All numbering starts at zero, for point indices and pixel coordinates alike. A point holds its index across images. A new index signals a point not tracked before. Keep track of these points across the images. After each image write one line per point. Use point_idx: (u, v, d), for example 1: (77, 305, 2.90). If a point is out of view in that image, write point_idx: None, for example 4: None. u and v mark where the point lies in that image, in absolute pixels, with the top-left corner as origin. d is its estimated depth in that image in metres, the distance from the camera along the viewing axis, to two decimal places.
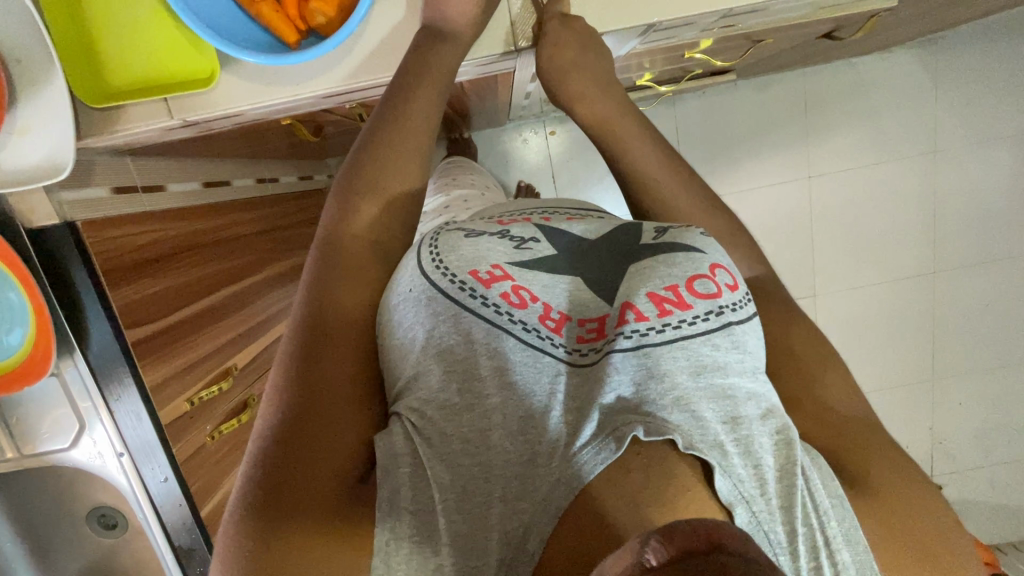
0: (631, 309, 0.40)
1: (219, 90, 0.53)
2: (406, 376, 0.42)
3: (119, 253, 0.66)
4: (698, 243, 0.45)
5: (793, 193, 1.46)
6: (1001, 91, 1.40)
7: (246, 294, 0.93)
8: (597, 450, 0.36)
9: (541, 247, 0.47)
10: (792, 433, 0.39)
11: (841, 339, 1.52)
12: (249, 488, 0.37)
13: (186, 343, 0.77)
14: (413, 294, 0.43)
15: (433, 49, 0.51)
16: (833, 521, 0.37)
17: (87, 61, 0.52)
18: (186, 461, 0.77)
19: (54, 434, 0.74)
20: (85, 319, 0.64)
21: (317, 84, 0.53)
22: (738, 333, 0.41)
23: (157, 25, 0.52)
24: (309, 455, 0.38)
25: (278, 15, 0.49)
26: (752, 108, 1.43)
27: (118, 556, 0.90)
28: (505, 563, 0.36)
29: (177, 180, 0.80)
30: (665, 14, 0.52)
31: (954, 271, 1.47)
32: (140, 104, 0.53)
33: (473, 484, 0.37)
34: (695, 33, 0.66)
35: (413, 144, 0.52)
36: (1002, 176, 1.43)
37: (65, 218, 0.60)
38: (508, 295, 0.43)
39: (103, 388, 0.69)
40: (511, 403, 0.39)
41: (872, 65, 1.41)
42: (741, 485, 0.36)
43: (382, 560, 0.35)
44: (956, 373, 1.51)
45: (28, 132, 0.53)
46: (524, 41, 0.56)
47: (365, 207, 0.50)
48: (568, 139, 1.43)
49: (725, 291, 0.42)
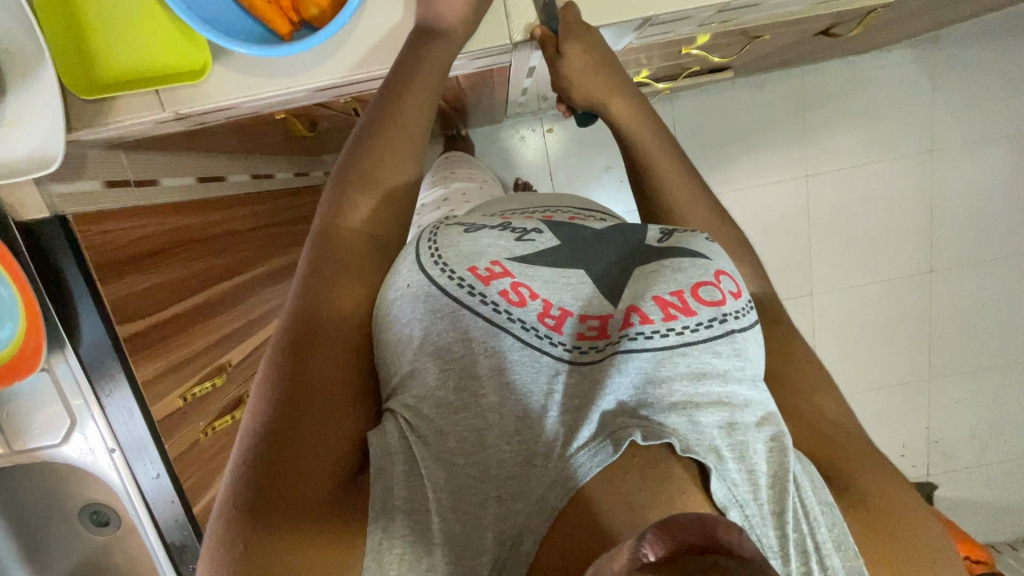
0: (636, 312, 0.40)
1: (212, 82, 0.53)
2: (402, 373, 0.42)
3: (108, 247, 0.65)
4: (702, 249, 0.45)
5: (790, 192, 1.45)
6: (999, 90, 1.39)
7: (239, 291, 0.92)
8: (593, 452, 0.36)
9: (544, 237, 0.47)
10: (786, 440, 0.39)
11: (837, 338, 1.52)
12: (237, 485, 0.37)
13: (178, 340, 0.76)
14: (412, 290, 0.43)
15: (427, 46, 0.51)
16: (823, 527, 0.36)
17: (77, 51, 0.52)
18: (178, 458, 0.76)
19: (46, 430, 0.73)
20: (75, 312, 0.64)
21: (311, 77, 0.53)
22: (739, 342, 0.40)
23: (148, 18, 0.51)
24: (298, 450, 0.37)
25: (271, 6, 0.49)
26: (751, 106, 1.42)
27: (108, 553, 0.90)
28: (499, 564, 0.35)
29: (172, 175, 0.79)
30: (662, 7, 0.51)
31: (951, 270, 1.47)
32: (130, 96, 0.53)
33: (468, 484, 0.37)
34: (692, 28, 0.65)
35: (408, 140, 0.52)
36: (999, 175, 1.43)
37: (54, 210, 0.59)
38: (507, 293, 0.42)
39: (94, 384, 0.68)
40: (507, 403, 0.39)
41: (870, 63, 1.41)
42: (735, 489, 0.36)
43: (375, 560, 0.34)
44: (952, 371, 1.52)
45: (18, 124, 0.52)
46: (519, 35, 0.55)
47: (362, 201, 0.49)
48: (565, 137, 1.43)
49: (728, 299, 0.41)
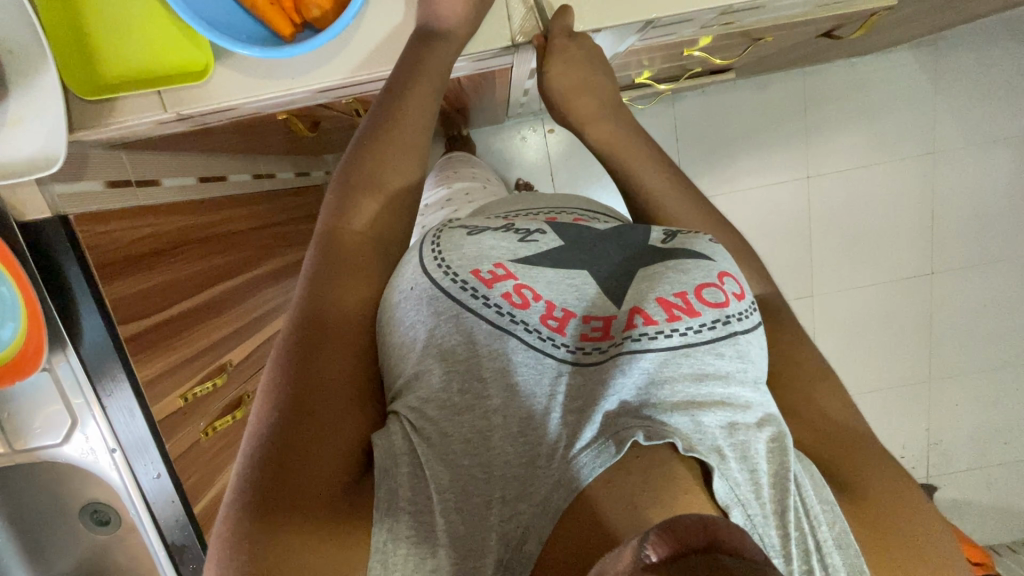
0: (639, 313, 0.40)
1: (214, 83, 0.53)
2: (407, 375, 0.42)
3: (110, 248, 0.65)
4: (706, 250, 0.45)
5: (791, 193, 1.46)
6: (999, 91, 1.39)
7: (240, 291, 0.92)
8: (596, 453, 0.36)
9: (547, 239, 0.47)
10: (787, 440, 0.39)
11: (838, 339, 1.52)
12: (244, 486, 0.37)
13: (179, 340, 0.76)
14: (415, 292, 0.43)
15: (428, 48, 0.51)
16: (824, 525, 0.37)
17: (79, 52, 0.52)
18: (179, 458, 0.76)
19: (47, 429, 0.73)
20: (76, 312, 0.64)
21: (313, 78, 0.53)
22: (742, 344, 0.40)
23: (150, 19, 0.51)
24: (304, 450, 0.37)
25: (274, 8, 0.49)
26: (752, 107, 1.42)
27: (109, 552, 0.90)
28: (503, 565, 0.35)
29: (174, 174, 0.79)
30: (664, 10, 0.51)
31: (951, 272, 1.47)
32: (131, 97, 0.53)
33: (473, 485, 0.37)
34: (694, 30, 0.65)
35: (411, 142, 0.52)
36: (1000, 177, 1.43)
37: (57, 211, 0.59)
38: (511, 295, 0.42)
39: (95, 384, 0.68)
40: (511, 405, 0.39)
41: (871, 65, 1.41)
42: (738, 488, 0.36)
43: (379, 561, 0.35)
44: (953, 373, 1.52)
45: (20, 123, 0.52)
46: (521, 36, 0.55)
47: (366, 203, 0.49)
48: (566, 138, 1.43)
49: (732, 301, 0.41)
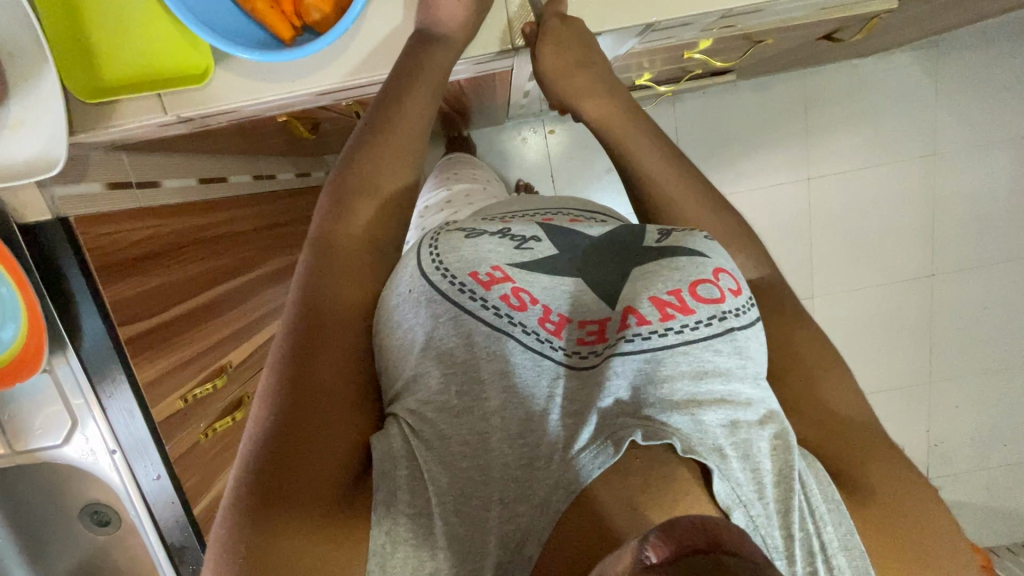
0: (633, 313, 0.40)
1: (214, 86, 0.53)
2: (405, 378, 0.42)
3: (110, 249, 0.65)
4: (701, 247, 0.44)
5: (792, 195, 1.45)
6: (1001, 93, 1.39)
7: (240, 293, 0.92)
8: (595, 454, 0.36)
9: (543, 246, 0.47)
10: (790, 437, 0.39)
11: (839, 341, 1.52)
12: (242, 488, 0.37)
13: (179, 341, 0.76)
14: (413, 295, 0.43)
15: (427, 52, 0.51)
16: (829, 525, 0.37)
17: (79, 55, 0.52)
18: (178, 459, 0.76)
19: (47, 431, 0.73)
20: (77, 313, 0.64)
21: (313, 81, 0.53)
22: (740, 339, 0.40)
23: (150, 22, 0.52)
24: (303, 450, 0.37)
25: (273, 11, 0.49)
26: (752, 109, 1.42)
27: (109, 553, 0.90)
28: (502, 566, 0.35)
29: (174, 176, 0.79)
30: (664, 13, 0.51)
31: (952, 273, 1.47)
32: (131, 100, 0.53)
33: (472, 487, 0.37)
34: (694, 33, 0.65)
35: (409, 144, 0.52)
36: (1002, 178, 1.43)
37: (57, 213, 0.59)
38: (508, 297, 0.42)
39: (96, 386, 0.68)
40: (511, 406, 0.39)
41: (873, 67, 1.41)
42: (739, 489, 0.36)
43: (379, 563, 0.35)
44: (954, 374, 1.52)
45: (20, 127, 0.52)
46: (520, 40, 0.55)
47: (364, 205, 0.49)
48: (567, 139, 1.43)
49: (728, 297, 0.41)
